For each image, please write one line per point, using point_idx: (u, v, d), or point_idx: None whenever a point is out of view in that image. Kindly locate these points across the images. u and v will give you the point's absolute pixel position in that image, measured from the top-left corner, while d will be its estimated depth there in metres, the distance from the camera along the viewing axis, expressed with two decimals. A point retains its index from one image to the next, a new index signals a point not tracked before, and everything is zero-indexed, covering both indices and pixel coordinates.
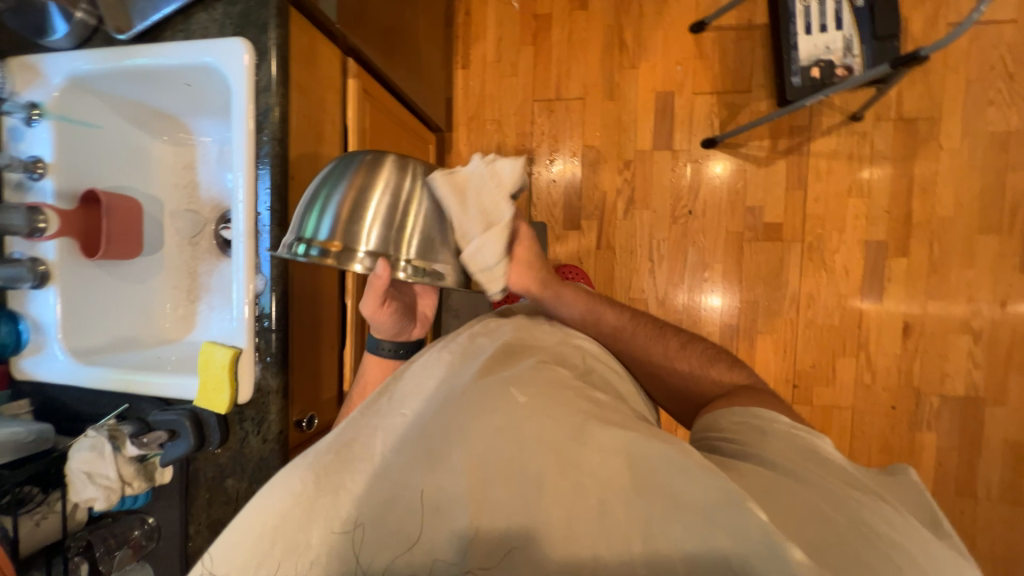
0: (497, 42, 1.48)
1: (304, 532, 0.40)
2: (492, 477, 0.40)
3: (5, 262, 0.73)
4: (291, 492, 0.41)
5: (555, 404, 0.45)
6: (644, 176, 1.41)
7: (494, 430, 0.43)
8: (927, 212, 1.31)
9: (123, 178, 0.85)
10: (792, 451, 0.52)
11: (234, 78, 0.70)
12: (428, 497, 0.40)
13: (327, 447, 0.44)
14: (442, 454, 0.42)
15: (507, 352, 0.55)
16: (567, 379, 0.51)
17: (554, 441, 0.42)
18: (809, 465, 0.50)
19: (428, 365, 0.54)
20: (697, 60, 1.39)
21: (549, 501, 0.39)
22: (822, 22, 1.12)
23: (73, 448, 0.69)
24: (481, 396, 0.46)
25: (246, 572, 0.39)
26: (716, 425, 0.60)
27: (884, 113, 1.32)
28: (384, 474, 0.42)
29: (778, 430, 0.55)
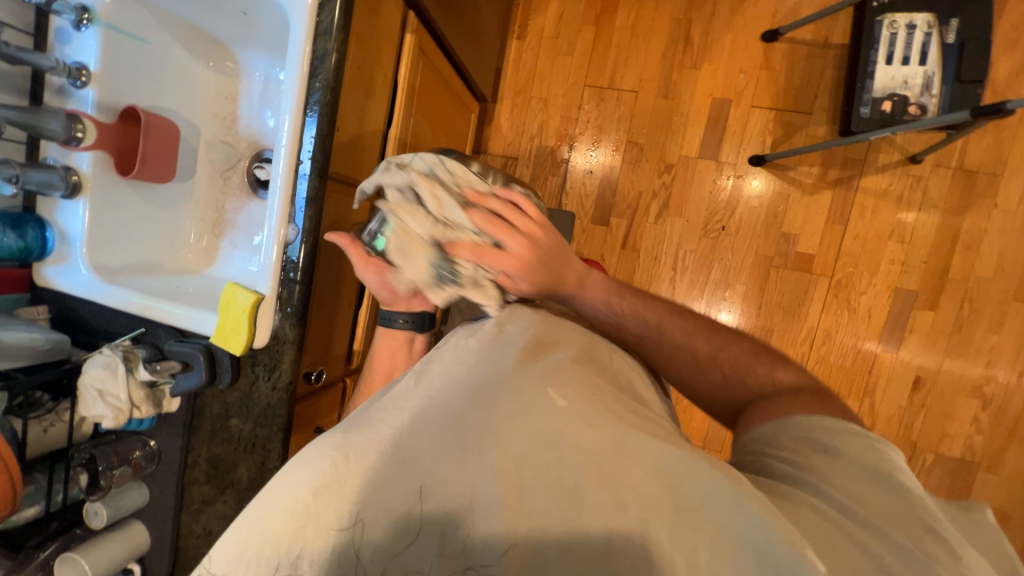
0: (557, 18, 1.42)
1: (336, 511, 0.41)
2: (529, 482, 0.41)
3: (40, 166, 0.71)
4: (320, 472, 0.42)
5: (594, 411, 0.45)
6: (683, 183, 1.37)
7: (531, 434, 0.43)
8: (965, 270, 1.27)
9: (164, 99, 0.83)
10: (855, 474, 0.48)
11: (295, 14, 0.67)
12: (463, 493, 0.41)
13: (357, 425, 0.45)
14: (476, 449, 0.42)
15: (540, 344, 0.54)
16: (601, 382, 0.51)
17: (594, 452, 0.42)
18: (873, 497, 0.46)
19: (460, 352, 0.54)
20: (763, 71, 1.33)
21: (586, 512, 0.39)
22: (906, 53, 1.06)
23: (87, 364, 0.70)
24: (518, 395, 0.45)
25: (280, 544, 0.41)
26: (774, 440, 0.53)
27: (945, 160, 1.27)
28: (414, 459, 0.42)
29: (845, 451, 0.49)
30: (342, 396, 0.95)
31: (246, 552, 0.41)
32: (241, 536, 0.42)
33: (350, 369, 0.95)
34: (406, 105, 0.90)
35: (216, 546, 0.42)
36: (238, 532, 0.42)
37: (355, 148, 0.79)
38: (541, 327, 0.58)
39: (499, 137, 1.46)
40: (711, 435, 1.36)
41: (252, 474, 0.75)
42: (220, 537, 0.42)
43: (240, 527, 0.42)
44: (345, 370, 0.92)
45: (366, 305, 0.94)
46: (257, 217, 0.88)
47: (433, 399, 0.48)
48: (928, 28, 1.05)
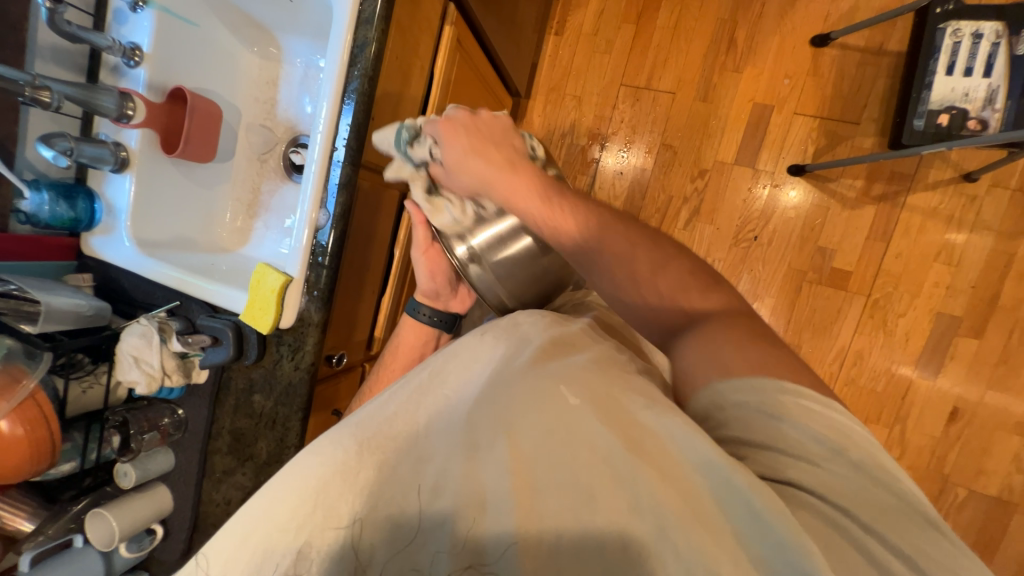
0: (598, 14, 1.40)
1: (346, 500, 0.42)
2: (541, 485, 0.40)
3: (92, 141, 0.75)
4: (331, 462, 0.43)
5: (607, 411, 0.44)
6: (716, 189, 1.33)
7: (544, 435, 0.42)
8: (1017, 297, 1.20)
9: (209, 81, 0.86)
10: (821, 447, 0.41)
11: (339, 2, 0.68)
12: (474, 491, 0.41)
13: (370, 417, 0.46)
14: (490, 448, 0.42)
15: (558, 344, 0.53)
16: (622, 378, 0.49)
17: (609, 455, 0.41)
18: (845, 476, 0.40)
19: (473, 346, 0.53)
20: (809, 76, 1.28)
21: (598, 511, 0.39)
22: (969, 64, 1.00)
23: (125, 332, 0.73)
24: (535, 394, 0.45)
25: (289, 531, 0.41)
26: (721, 413, 0.45)
27: (1004, 180, 1.19)
28: (430, 460, 0.43)
29: (800, 413, 0.43)
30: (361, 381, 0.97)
31: (253, 536, 0.42)
32: (250, 518, 0.43)
33: (371, 354, 0.97)
34: (441, 96, 0.90)
35: (226, 527, 0.43)
36: (251, 515, 0.43)
37: None
38: (555, 326, 0.58)
39: (530, 133, 1.45)
40: None
41: (271, 449, 0.77)
42: (234, 515, 0.44)
43: (253, 508, 0.43)
44: (365, 355, 0.94)
45: (389, 295, 0.95)
46: (290, 200, 0.90)
47: (450, 396, 0.48)
48: (995, 37, 0.99)
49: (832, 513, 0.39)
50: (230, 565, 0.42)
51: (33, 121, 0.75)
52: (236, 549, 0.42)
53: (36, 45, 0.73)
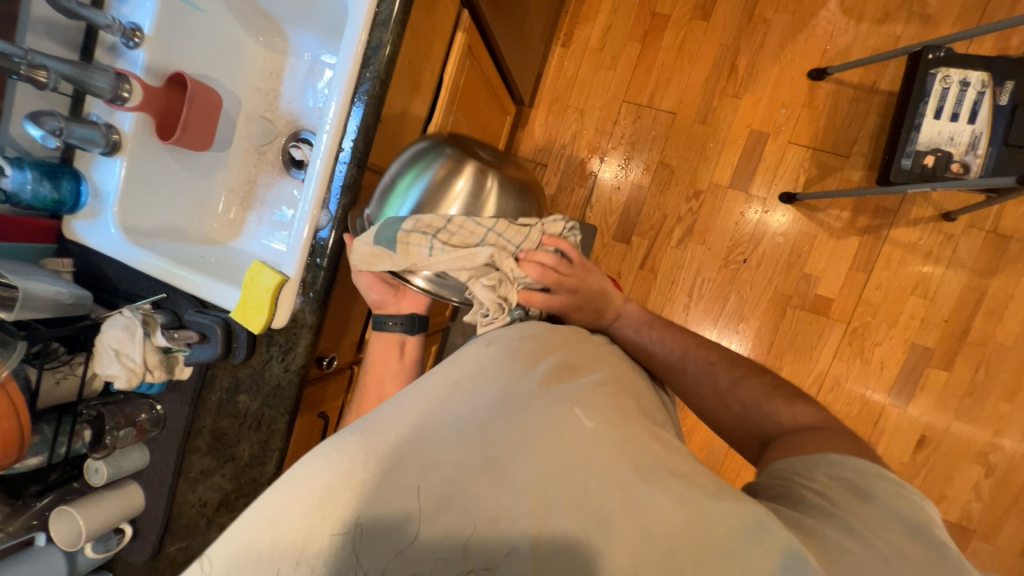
0: (605, 29, 1.41)
1: (351, 510, 0.41)
2: (552, 502, 0.40)
3: (83, 122, 0.72)
4: (337, 466, 0.42)
5: (620, 435, 0.45)
6: (710, 210, 1.36)
7: (556, 453, 0.43)
8: (986, 333, 1.26)
9: (211, 68, 0.83)
10: (892, 520, 0.42)
11: (355, 3, 0.67)
12: (485, 509, 0.40)
13: (377, 425, 0.45)
14: (502, 465, 0.42)
15: (569, 366, 0.54)
16: (628, 407, 0.51)
17: (621, 477, 0.42)
18: (912, 551, 0.40)
19: (483, 360, 0.53)
20: (804, 108, 1.32)
21: (609, 534, 0.39)
22: (955, 110, 1.05)
23: (106, 323, 0.70)
24: (550, 413, 0.45)
25: (293, 539, 0.41)
26: (806, 472, 0.48)
27: (979, 221, 1.25)
28: (436, 467, 0.42)
29: (885, 495, 0.44)
30: (349, 384, 0.95)
31: (254, 540, 0.42)
32: (252, 524, 0.42)
33: (360, 356, 0.96)
34: (448, 102, 0.90)
35: (225, 533, 0.43)
36: (251, 521, 0.43)
37: (394, 140, 0.80)
38: (565, 345, 0.58)
39: (531, 142, 1.45)
40: (706, 466, 1.35)
41: (253, 451, 0.75)
42: (236, 519, 0.43)
43: (254, 517, 0.42)
44: (354, 357, 0.93)
45: None
46: (286, 195, 0.88)
47: (458, 406, 0.47)
48: (981, 86, 1.04)
49: (865, 551, 0.39)
50: (228, 559, 0.42)
51: (20, 96, 0.72)
52: (238, 557, 0.42)
53: (29, 18, 0.70)
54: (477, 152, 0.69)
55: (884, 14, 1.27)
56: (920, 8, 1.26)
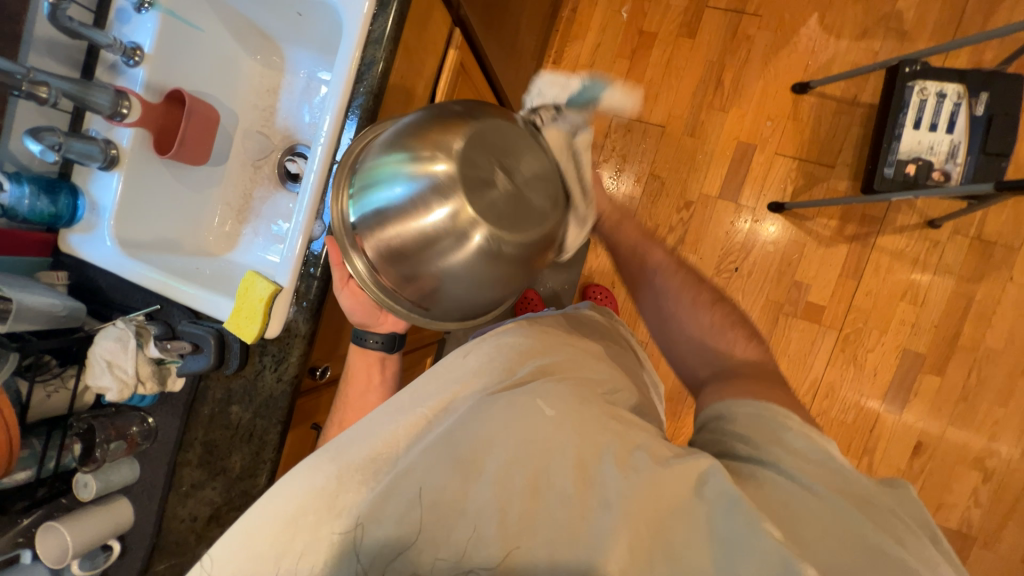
0: (594, 47, 1.46)
1: (330, 523, 0.47)
2: (516, 489, 0.45)
3: (82, 137, 0.73)
4: (321, 483, 0.48)
5: (581, 420, 0.48)
6: (700, 220, 1.38)
7: (519, 444, 0.47)
8: (976, 338, 1.27)
9: (209, 86, 0.86)
10: (809, 454, 0.47)
11: (350, 23, 0.69)
12: (456, 499, 0.45)
13: (350, 442, 0.51)
14: (468, 460, 0.46)
15: (541, 365, 0.57)
16: (593, 393, 0.54)
17: (580, 459, 0.46)
18: (829, 474, 0.46)
19: (453, 371, 0.58)
20: (789, 120, 1.35)
21: (572, 513, 0.44)
22: (934, 120, 1.08)
23: (99, 335, 0.70)
24: (510, 411, 0.49)
25: (290, 546, 0.47)
26: (731, 418, 0.52)
27: (964, 228, 1.27)
28: (409, 471, 0.47)
29: (796, 422, 0.50)
30: None
31: (254, 553, 0.47)
32: (249, 537, 0.47)
33: None
34: None
35: (219, 549, 0.47)
36: (244, 541, 0.47)
37: None
38: (540, 344, 0.61)
39: None
40: None
41: (245, 464, 0.74)
42: (225, 535, 0.48)
43: (246, 537, 0.47)
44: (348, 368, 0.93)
45: None
46: (282, 208, 0.89)
47: (431, 417, 0.53)
48: (957, 98, 1.07)
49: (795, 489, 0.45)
50: (232, 568, 0.47)
51: (20, 114, 0.73)
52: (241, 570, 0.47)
53: (32, 37, 0.72)
54: (494, 183, 0.58)
55: (862, 31, 1.32)
56: (897, 24, 1.30)
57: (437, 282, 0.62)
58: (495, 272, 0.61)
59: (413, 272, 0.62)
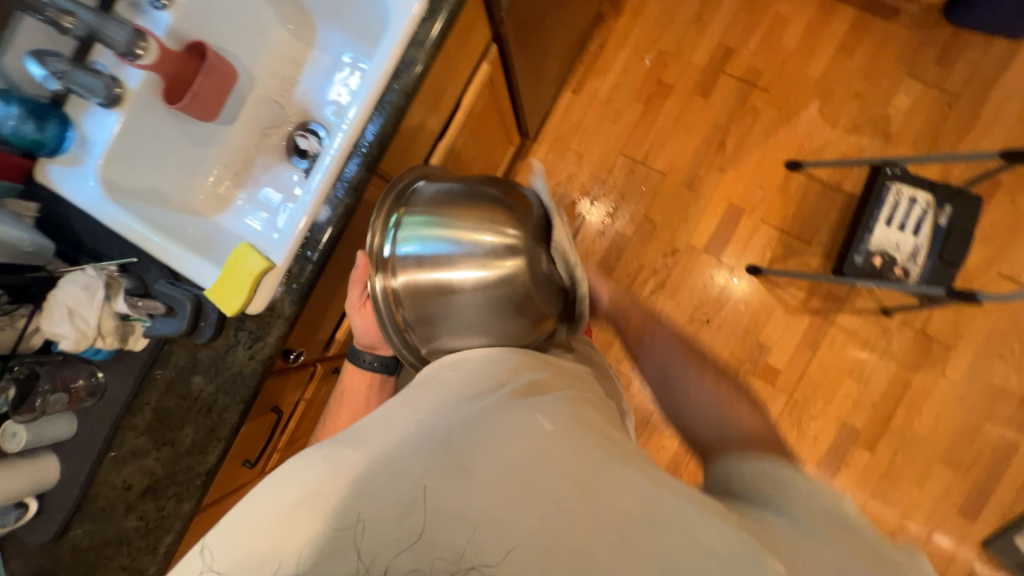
0: (614, 85, 1.51)
1: (319, 519, 0.48)
2: (513, 496, 0.47)
3: (88, 69, 0.69)
4: (313, 483, 0.50)
5: (575, 436, 0.52)
6: (683, 270, 1.45)
7: (517, 454, 0.50)
8: (905, 423, 1.38)
9: (232, 44, 0.83)
10: (812, 505, 0.48)
11: (396, 19, 0.70)
12: (455, 505, 0.47)
13: (348, 441, 0.54)
14: (466, 466, 0.49)
15: (532, 384, 0.58)
16: (591, 416, 0.56)
17: (575, 470, 0.48)
18: (834, 524, 0.46)
19: (442, 380, 0.59)
20: (779, 192, 1.45)
21: (567, 523, 0.46)
22: (903, 221, 1.19)
23: (65, 279, 0.66)
24: (510, 423, 0.52)
25: (278, 537, 0.48)
26: (735, 473, 0.54)
27: (911, 321, 1.39)
28: (407, 472, 0.49)
29: (794, 474, 0.51)
30: (309, 381, 0.91)
31: (247, 542, 0.49)
32: (247, 523, 0.50)
33: (326, 355, 0.92)
34: (462, 124, 0.93)
35: (216, 543, 0.50)
36: (243, 526, 0.50)
37: (405, 148, 0.82)
38: (531, 363, 0.61)
39: (528, 174, 1.50)
40: None
41: (197, 438, 0.72)
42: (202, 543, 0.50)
43: (245, 524, 0.49)
44: (321, 355, 0.91)
45: None
46: (282, 181, 0.87)
47: (427, 420, 0.54)
48: (926, 206, 1.19)
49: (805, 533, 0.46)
50: (229, 552, 0.49)
51: (25, 31, 0.70)
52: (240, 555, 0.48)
53: None
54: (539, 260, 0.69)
55: (853, 126, 1.44)
56: (885, 126, 1.42)
57: (437, 321, 0.68)
58: (501, 320, 0.67)
59: (429, 317, 0.68)
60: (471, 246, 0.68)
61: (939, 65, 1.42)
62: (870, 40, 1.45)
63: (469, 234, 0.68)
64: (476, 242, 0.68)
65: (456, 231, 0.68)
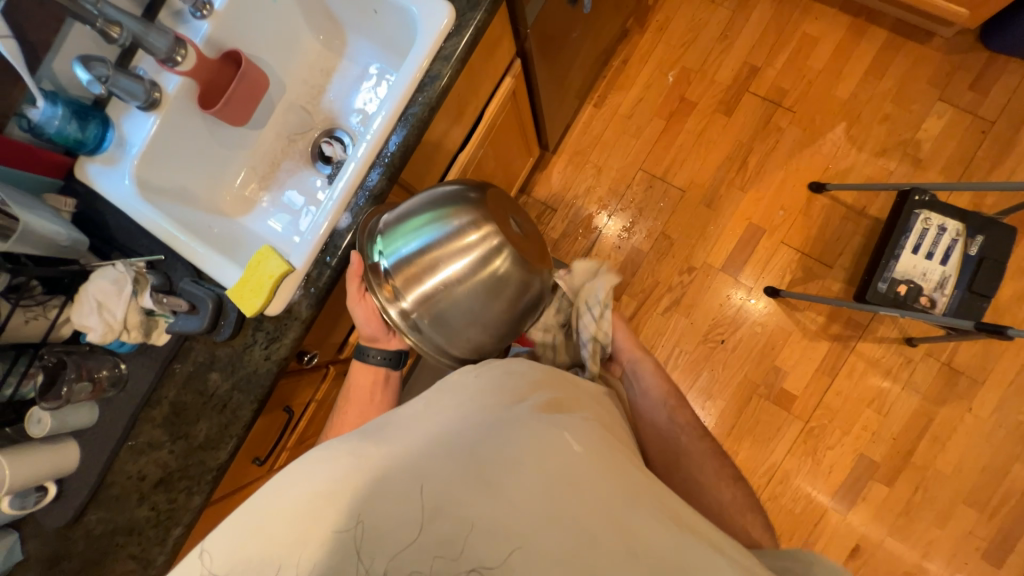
0: (636, 100, 1.51)
1: (337, 515, 0.48)
2: (542, 516, 0.47)
3: (130, 74, 0.73)
4: (335, 478, 0.50)
5: (604, 461, 0.52)
6: (699, 288, 1.43)
7: (546, 473, 0.49)
8: (927, 458, 1.32)
9: (266, 53, 0.86)
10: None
11: (424, 35, 0.72)
12: (481, 518, 0.47)
13: (372, 439, 0.53)
14: (494, 480, 0.49)
15: (555, 402, 0.58)
16: (615, 442, 0.57)
17: (605, 498, 0.49)
18: None
19: (465, 386, 0.60)
20: (801, 214, 1.42)
21: (594, 550, 0.46)
22: (931, 249, 1.16)
23: (96, 273, 0.69)
24: (537, 437, 0.52)
25: (294, 533, 0.48)
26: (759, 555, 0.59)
27: (936, 352, 1.35)
28: (432, 479, 0.49)
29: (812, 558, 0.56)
30: (321, 382, 0.93)
31: (264, 534, 0.49)
32: (266, 517, 0.50)
33: (339, 357, 0.93)
34: (483, 136, 0.94)
35: (234, 541, 0.50)
36: (263, 518, 0.50)
37: (426, 158, 0.83)
38: (552, 380, 0.62)
39: (545, 185, 1.51)
40: None
41: (210, 433, 0.73)
42: (211, 537, 0.50)
43: (264, 516, 0.50)
44: (334, 357, 0.92)
45: None
46: (306, 186, 0.89)
47: (454, 427, 0.54)
48: (955, 235, 1.15)
49: None
50: (243, 547, 0.49)
51: (74, 36, 0.74)
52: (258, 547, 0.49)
53: None
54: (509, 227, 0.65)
55: (881, 149, 1.41)
56: (914, 151, 1.39)
57: (447, 317, 0.66)
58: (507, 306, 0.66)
59: (439, 316, 0.66)
60: (462, 241, 0.64)
61: (973, 91, 1.38)
62: (901, 63, 1.42)
63: (457, 229, 0.64)
64: (465, 237, 0.64)
65: (443, 227, 0.64)
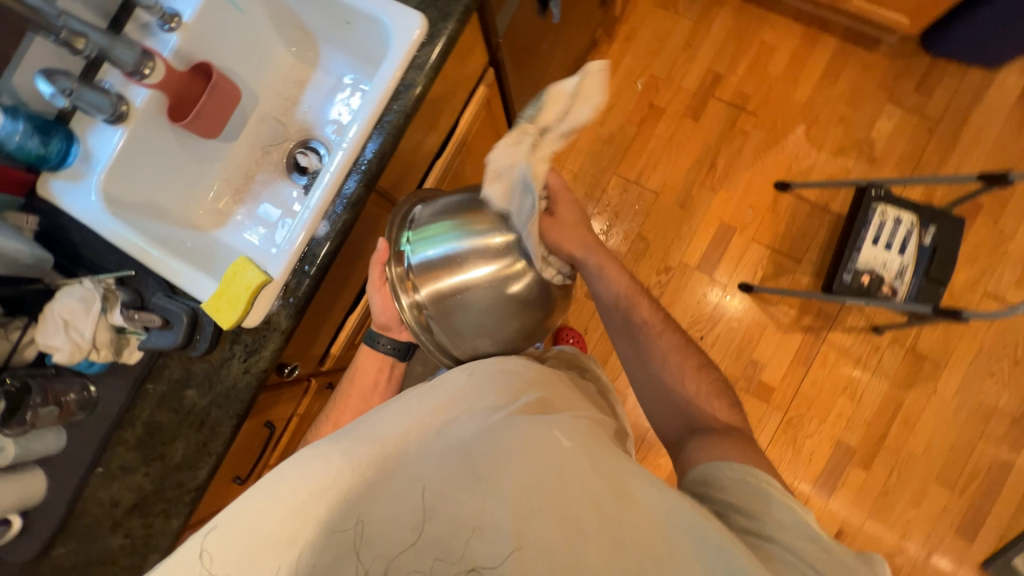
0: (607, 107, 1.56)
1: (329, 512, 0.49)
2: (534, 514, 0.47)
3: (96, 87, 0.71)
4: (324, 478, 0.50)
5: (595, 454, 0.52)
6: (676, 287, 1.47)
7: (537, 469, 0.50)
8: (899, 441, 1.38)
9: (237, 65, 0.86)
10: (795, 529, 0.48)
11: (397, 44, 0.73)
12: (473, 517, 0.47)
13: (362, 439, 0.53)
14: (486, 478, 0.49)
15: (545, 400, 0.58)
16: (606, 435, 0.57)
17: (597, 492, 0.49)
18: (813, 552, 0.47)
19: (455, 384, 0.60)
20: (768, 212, 1.48)
21: (587, 545, 0.46)
22: (889, 241, 1.22)
23: (62, 291, 0.67)
24: (529, 434, 0.52)
25: (285, 537, 0.48)
26: (716, 484, 0.55)
27: (901, 339, 1.41)
28: (424, 480, 0.50)
29: (777, 494, 0.51)
30: (303, 395, 0.91)
31: (250, 539, 0.48)
32: (252, 521, 0.49)
33: (321, 369, 0.92)
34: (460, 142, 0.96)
35: (220, 549, 0.48)
36: (250, 524, 0.49)
37: (404, 165, 0.84)
38: (542, 377, 0.62)
39: None
40: None
41: (187, 453, 0.71)
42: (199, 544, 0.49)
43: (249, 517, 0.49)
44: (316, 369, 0.90)
45: (357, 312, 0.92)
46: (282, 197, 0.88)
47: (446, 428, 0.55)
48: (910, 226, 1.22)
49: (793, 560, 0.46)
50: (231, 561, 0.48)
51: (34, 50, 0.73)
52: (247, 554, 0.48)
53: None
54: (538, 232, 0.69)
55: (839, 148, 1.48)
56: (869, 149, 1.47)
57: (456, 317, 0.72)
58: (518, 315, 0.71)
59: (449, 316, 0.72)
60: (484, 248, 0.69)
61: (918, 92, 1.48)
62: (851, 68, 1.51)
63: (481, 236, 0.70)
64: (488, 244, 0.69)
65: (468, 234, 0.70)
